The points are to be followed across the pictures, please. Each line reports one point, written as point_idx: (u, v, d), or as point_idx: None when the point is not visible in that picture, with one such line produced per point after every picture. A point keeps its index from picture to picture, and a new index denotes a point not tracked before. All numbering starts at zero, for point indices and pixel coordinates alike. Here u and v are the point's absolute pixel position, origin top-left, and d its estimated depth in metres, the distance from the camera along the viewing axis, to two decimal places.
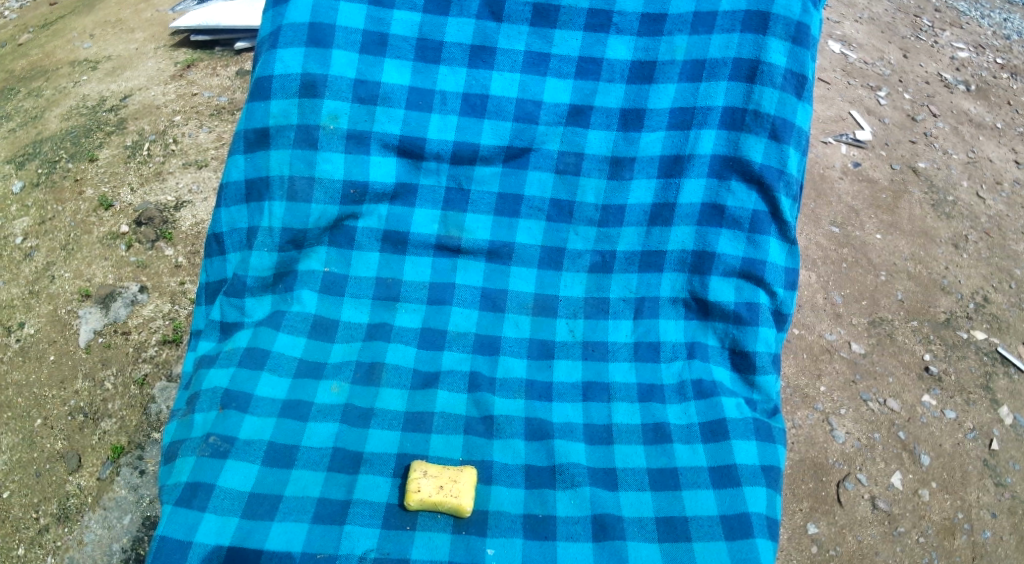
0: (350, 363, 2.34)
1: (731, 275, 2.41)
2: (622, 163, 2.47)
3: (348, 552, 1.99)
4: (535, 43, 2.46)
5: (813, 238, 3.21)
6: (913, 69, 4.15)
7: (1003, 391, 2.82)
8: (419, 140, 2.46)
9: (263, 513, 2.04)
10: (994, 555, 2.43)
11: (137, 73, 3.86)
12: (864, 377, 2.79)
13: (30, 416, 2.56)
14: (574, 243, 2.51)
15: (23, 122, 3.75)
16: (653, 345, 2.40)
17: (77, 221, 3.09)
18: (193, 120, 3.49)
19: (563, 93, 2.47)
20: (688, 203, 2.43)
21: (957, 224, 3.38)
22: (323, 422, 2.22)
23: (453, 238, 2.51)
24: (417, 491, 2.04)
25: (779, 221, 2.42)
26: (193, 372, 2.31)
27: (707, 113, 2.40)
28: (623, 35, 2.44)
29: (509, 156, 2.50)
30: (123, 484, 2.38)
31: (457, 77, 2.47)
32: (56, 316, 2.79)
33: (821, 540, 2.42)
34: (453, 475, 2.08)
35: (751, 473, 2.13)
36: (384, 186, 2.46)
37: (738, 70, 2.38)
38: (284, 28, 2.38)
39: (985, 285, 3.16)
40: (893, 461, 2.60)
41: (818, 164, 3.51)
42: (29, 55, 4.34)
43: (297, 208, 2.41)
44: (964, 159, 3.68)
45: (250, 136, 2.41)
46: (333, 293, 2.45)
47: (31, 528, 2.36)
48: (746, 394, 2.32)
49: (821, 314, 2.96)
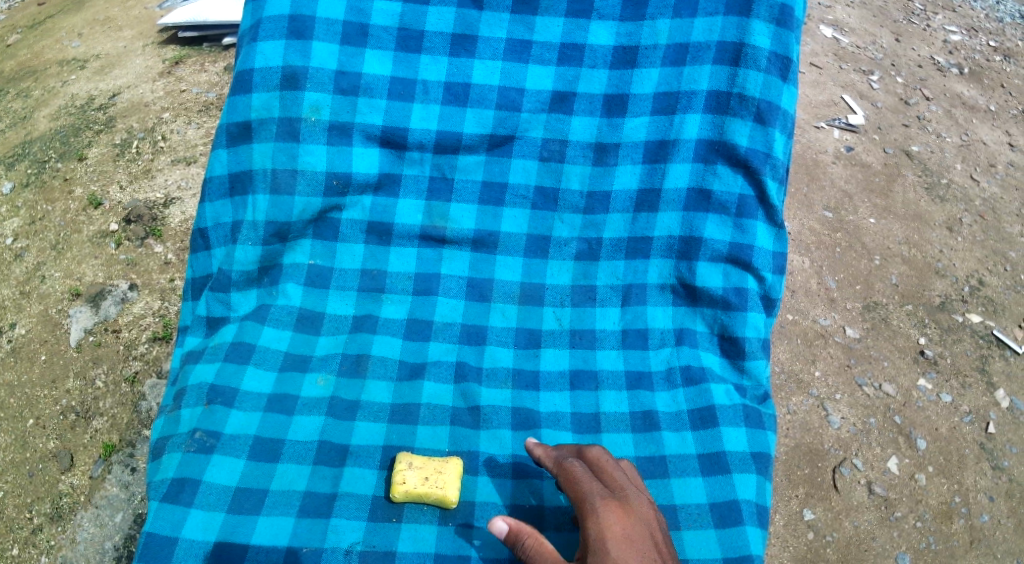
0: (336, 356, 2.32)
1: (719, 261, 2.39)
2: (606, 149, 2.45)
3: (334, 545, 1.99)
4: (517, 30, 2.44)
5: (806, 223, 3.19)
6: (906, 53, 4.11)
7: (999, 373, 2.80)
8: (401, 130, 2.44)
9: (248, 508, 2.03)
10: (992, 539, 2.41)
11: (126, 71, 3.84)
12: (859, 361, 2.77)
13: (22, 416, 2.55)
14: (560, 230, 2.50)
15: (13, 123, 3.73)
16: (641, 332, 2.38)
17: (67, 220, 3.07)
18: (182, 117, 3.48)
19: (546, 79, 2.45)
20: (674, 187, 2.41)
21: (951, 207, 3.35)
22: (309, 415, 2.20)
23: (438, 228, 2.49)
24: (402, 483, 2.02)
25: (766, 205, 2.39)
26: (178, 369, 2.28)
27: (691, 97, 2.38)
28: (605, 20, 2.42)
29: (494, 144, 2.48)
30: (115, 481, 2.38)
31: (439, 66, 2.45)
32: (46, 316, 2.78)
33: (817, 526, 2.40)
34: (438, 466, 2.06)
35: (740, 460, 2.12)
36: (367, 177, 2.44)
37: (722, 53, 2.36)
38: (264, 21, 2.36)
39: (980, 268, 3.13)
40: (889, 445, 2.58)
41: (811, 149, 3.49)
42: (18, 55, 4.32)
43: (280, 202, 2.40)
44: (957, 142, 3.65)
45: (233, 130, 2.39)
46: (319, 286, 2.43)
47: (25, 528, 2.34)
48: (736, 380, 2.30)
49: (815, 299, 2.94)
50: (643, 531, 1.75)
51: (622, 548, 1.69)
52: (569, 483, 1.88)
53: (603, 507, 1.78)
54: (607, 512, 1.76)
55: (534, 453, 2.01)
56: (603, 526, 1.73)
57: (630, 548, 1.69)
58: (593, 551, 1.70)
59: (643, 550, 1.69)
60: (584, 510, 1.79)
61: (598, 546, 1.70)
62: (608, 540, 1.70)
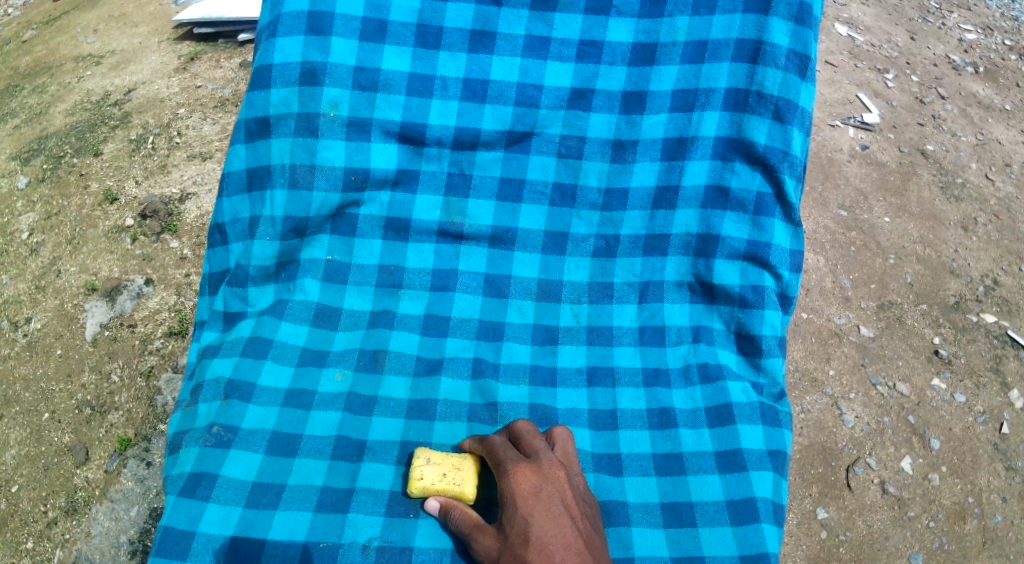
0: (354, 351, 2.33)
1: (736, 258, 2.38)
2: (624, 146, 2.46)
3: (351, 540, 1.99)
4: (535, 26, 2.44)
5: (822, 221, 3.18)
6: (921, 51, 4.10)
7: (1014, 373, 2.79)
8: (420, 126, 2.44)
9: (266, 503, 2.04)
10: (1006, 540, 2.41)
11: (142, 67, 3.85)
12: (874, 361, 2.77)
13: (37, 410, 2.56)
14: (577, 227, 2.50)
15: (28, 118, 3.74)
16: (658, 329, 2.38)
17: (83, 215, 3.09)
18: (197, 113, 3.49)
19: (564, 76, 2.45)
20: (692, 185, 2.41)
21: (966, 206, 3.34)
22: (326, 410, 2.21)
23: (455, 224, 2.49)
24: (420, 479, 2.02)
25: (783, 203, 2.38)
26: (196, 363, 2.30)
27: (709, 94, 2.38)
28: (623, 17, 2.42)
29: (511, 141, 2.48)
30: (130, 476, 2.39)
31: (457, 63, 2.45)
32: (62, 310, 2.79)
33: (831, 525, 2.40)
34: (457, 462, 2.06)
35: (757, 458, 2.11)
36: (385, 173, 2.45)
37: (740, 51, 2.35)
38: (283, 16, 2.36)
39: (994, 268, 3.12)
40: (903, 445, 2.57)
41: (826, 147, 3.48)
42: (33, 51, 4.34)
43: (298, 197, 2.40)
44: (973, 142, 3.64)
45: (251, 126, 2.39)
46: (336, 281, 2.43)
47: (40, 521, 2.36)
48: (753, 378, 2.30)
49: (829, 298, 2.94)
50: (551, 489, 1.88)
51: (528, 506, 1.84)
52: (489, 451, 2.01)
53: (514, 469, 1.92)
54: (518, 474, 1.91)
55: (461, 446, 2.09)
56: (514, 487, 1.89)
57: (536, 506, 1.84)
58: (505, 509, 1.87)
59: (549, 508, 1.84)
60: (499, 473, 1.95)
61: (509, 504, 1.87)
62: (517, 499, 1.86)
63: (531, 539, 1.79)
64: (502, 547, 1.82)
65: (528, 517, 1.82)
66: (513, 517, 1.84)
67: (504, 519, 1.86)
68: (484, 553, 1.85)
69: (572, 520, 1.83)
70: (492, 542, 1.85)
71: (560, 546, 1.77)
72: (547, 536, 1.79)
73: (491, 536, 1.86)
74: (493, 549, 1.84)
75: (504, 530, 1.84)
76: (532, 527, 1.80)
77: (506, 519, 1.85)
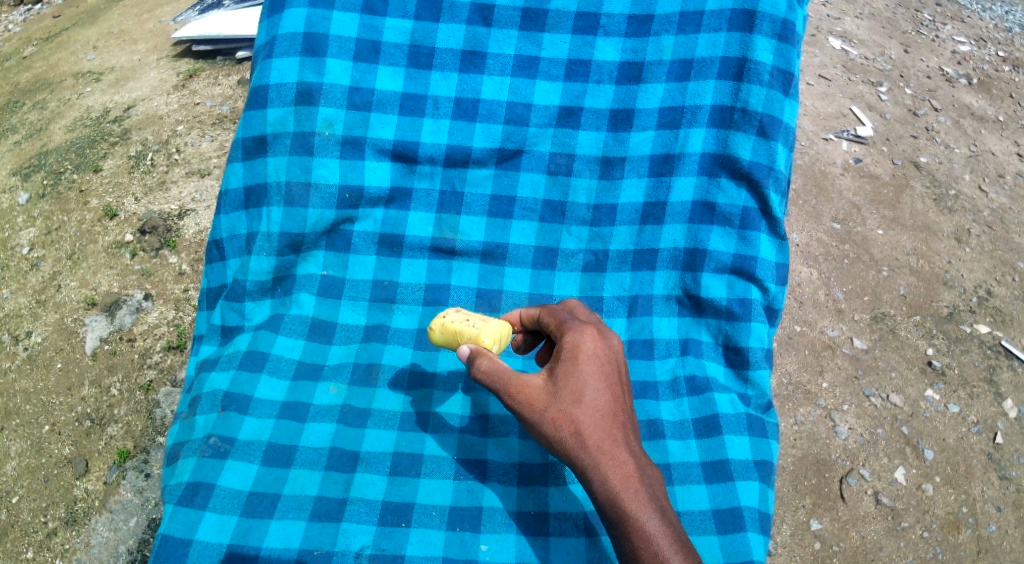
0: (348, 364, 2.37)
1: (723, 272, 2.42)
2: (612, 163, 2.51)
3: (344, 549, 2.04)
4: (525, 46, 2.50)
5: (814, 234, 3.22)
6: (915, 64, 4.14)
7: (1007, 383, 2.81)
8: (413, 144, 2.50)
9: (261, 512, 2.09)
10: (1000, 549, 2.43)
11: (141, 84, 3.93)
12: (867, 373, 2.79)
13: (37, 422, 2.62)
14: (567, 243, 2.54)
15: (29, 134, 3.82)
16: (647, 342, 2.40)
17: (83, 231, 3.15)
18: (196, 130, 3.56)
19: (553, 95, 2.51)
20: (679, 201, 2.45)
21: (959, 217, 3.37)
22: (322, 422, 2.25)
23: (448, 240, 2.54)
24: (443, 319, 2.15)
25: (769, 217, 2.41)
26: (194, 376, 2.34)
27: (695, 112, 2.43)
28: (611, 36, 2.48)
29: (502, 158, 2.54)
30: (129, 487, 2.44)
31: (449, 82, 2.51)
32: (62, 325, 2.85)
33: (824, 536, 2.43)
34: (485, 318, 2.12)
35: (743, 467, 2.15)
36: (379, 191, 2.51)
37: (726, 68, 2.40)
38: (279, 37, 2.42)
39: (988, 279, 3.15)
40: (896, 456, 2.60)
41: (819, 161, 3.51)
42: (34, 68, 4.43)
43: (294, 213, 2.46)
44: (965, 153, 3.67)
45: (248, 143, 2.45)
46: (331, 296, 2.48)
47: (40, 532, 2.41)
48: (740, 390, 2.32)
49: (822, 311, 2.97)
50: (611, 358, 1.90)
51: (589, 367, 1.85)
52: (548, 313, 2.03)
53: (579, 328, 1.92)
54: (583, 335, 1.90)
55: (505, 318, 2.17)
56: (577, 343, 1.88)
57: (596, 369, 1.86)
58: (563, 362, 1.86)
59: (607, 376, 1.86)
60: (560, 331, 1.94)
61: (568, 359, 1.86)
62: (579, 357, 1.86)
63: (584, 401, 1.82)
64: (550, 399, 1.83)
65: (586, 378, 1.84)
66: (569, 373, 1.85)
67: (559, 373, 1.85)
68: (526, 399, 1.85)
69: (622, 392, 1.88)
70: (538, 393, 1.85)
71: (610, 414, 1.82)
72: (599, 402, 1.82)
73: (539, 387, 1.86)
74: (537, 398, 1.85)
75: (558, 382, 1.84)
76: (589, 387, 1.83)
77: (562, 373, 1.85)
